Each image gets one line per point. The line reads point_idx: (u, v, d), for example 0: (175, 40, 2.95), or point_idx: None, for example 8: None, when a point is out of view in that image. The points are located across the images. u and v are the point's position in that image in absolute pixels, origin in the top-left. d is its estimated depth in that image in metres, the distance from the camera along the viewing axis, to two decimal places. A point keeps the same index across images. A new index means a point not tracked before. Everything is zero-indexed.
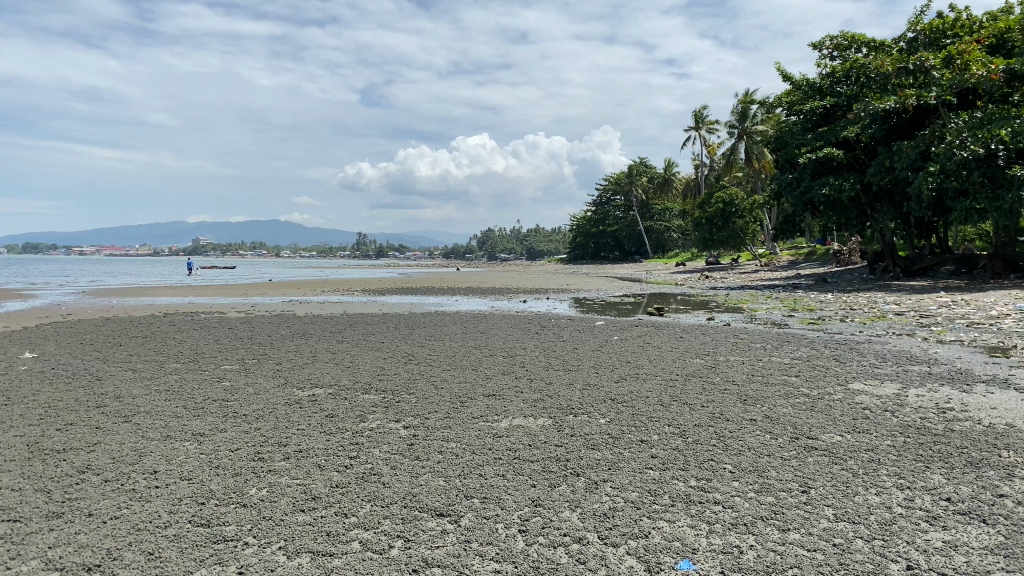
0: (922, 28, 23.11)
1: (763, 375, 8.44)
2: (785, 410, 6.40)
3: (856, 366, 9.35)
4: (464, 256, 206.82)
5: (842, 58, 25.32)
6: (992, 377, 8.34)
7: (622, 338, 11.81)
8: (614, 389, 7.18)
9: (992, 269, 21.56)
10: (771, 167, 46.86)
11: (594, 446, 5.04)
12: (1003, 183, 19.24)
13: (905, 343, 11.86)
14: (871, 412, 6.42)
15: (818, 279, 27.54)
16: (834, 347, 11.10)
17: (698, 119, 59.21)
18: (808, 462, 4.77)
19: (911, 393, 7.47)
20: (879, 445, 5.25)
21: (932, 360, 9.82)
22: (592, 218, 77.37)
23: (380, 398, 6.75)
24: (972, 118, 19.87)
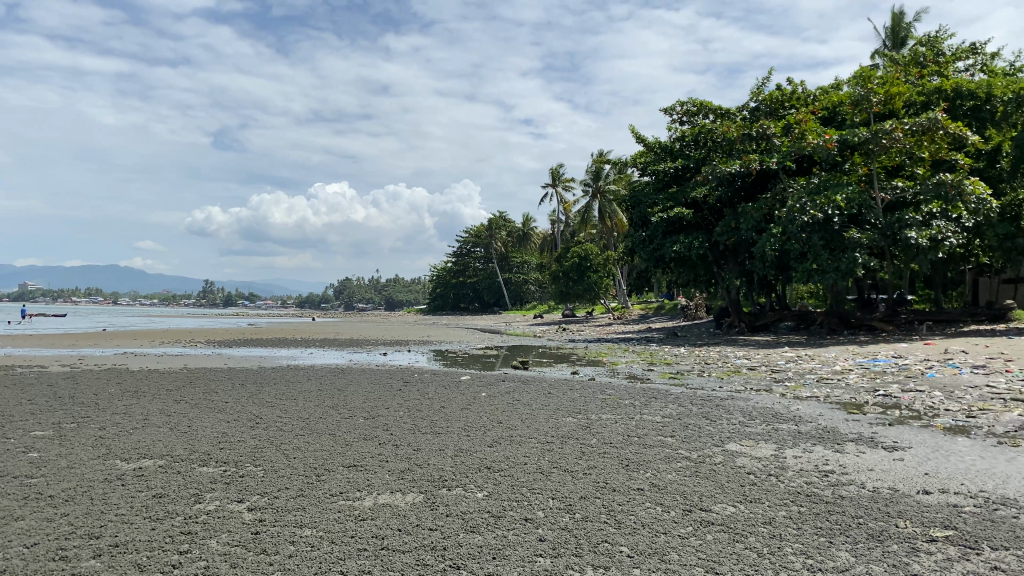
0: (762, 98, 24.37)
1: (637, 436, 8.04)
2: (670, 477, 6.00)
3: (726, 425, 9.17)
4: (318, 306, 201.78)
5: (691, 122, 26.32)
6: (858, 436, 8.30)
7: (489, 396, 11.24)
8: (489, 455, 6.56)
9: (827, 325, 22.71)
10: (623, 224, 48.53)
11: (473, 529, 4.41)
12: (838, 246, 20.32)
13: (765, 399, 11.91)
14: (756, 477, 6.13)
15: (670, 332, 28.24)
16: (699, 404, 10.91)
17: (555, 176, 60.68)
18: (709, 541, 4.34)
19: (787, 454, 7.28)
20: (775, 517, 4.91)
21: (795, 418, 9.78)
22: (452, 269, 76.91)
23: (221, 472, 5.82)
24: (809, 184, 20.96)
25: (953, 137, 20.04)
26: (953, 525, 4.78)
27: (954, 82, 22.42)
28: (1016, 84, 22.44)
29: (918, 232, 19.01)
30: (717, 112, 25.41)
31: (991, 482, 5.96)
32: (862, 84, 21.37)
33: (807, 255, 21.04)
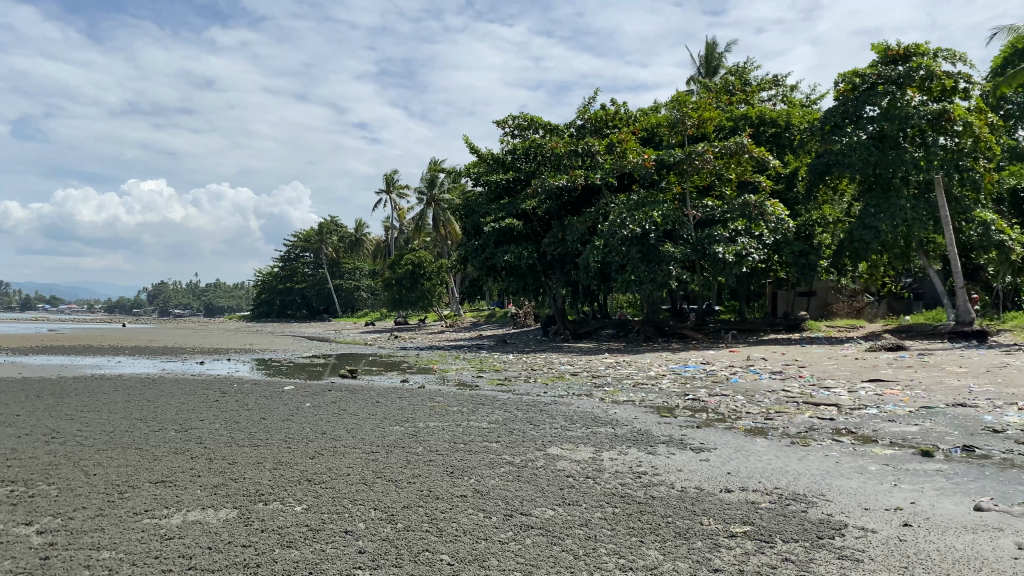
0: (588, 116, 25.30)
1: (462, 443, 8.09)
2: (493, 483, 6.07)
3: (549, 430, 9.42)
4: (132, 310, 188.95)
5: (522, 136, 26.90)
6: (669, 438, 8.77)
7: (314, 405, 10.92)
8: (310, 467, 6.37)
9: (645, 333, 23.85)
10: (456, 233, 48.87)
11: (289, 544, 4.26)
12: (656, 258, 21.45)
13: (586, 404, 12.34)
14: (574, 480, 6.33)
15: (499, 340, 28.69)
16: (524, 410, 11.13)
17: (389, 182, 60.22)
18: (527, 545, 4.43)
19: (604, 457, 7.57)
20: (591, 518, 5.08)
21: (613, 422, 10.20)
22: (279, 274, 74.25)
23: (7, 493, 5.29)
24: (630, 200, 22.00)
25: (756, 161, 22.18)
26: (751, 521, 5.15)
27: (758, 110, 24.57)
28: (811, 114, 24.96)
29: (724, 247, 20.54)
30: (546, 127, 26.11)
31: (783, 479, 6.48)
32: (678, 107, 22.63)
33: (627, 267, 21.97)
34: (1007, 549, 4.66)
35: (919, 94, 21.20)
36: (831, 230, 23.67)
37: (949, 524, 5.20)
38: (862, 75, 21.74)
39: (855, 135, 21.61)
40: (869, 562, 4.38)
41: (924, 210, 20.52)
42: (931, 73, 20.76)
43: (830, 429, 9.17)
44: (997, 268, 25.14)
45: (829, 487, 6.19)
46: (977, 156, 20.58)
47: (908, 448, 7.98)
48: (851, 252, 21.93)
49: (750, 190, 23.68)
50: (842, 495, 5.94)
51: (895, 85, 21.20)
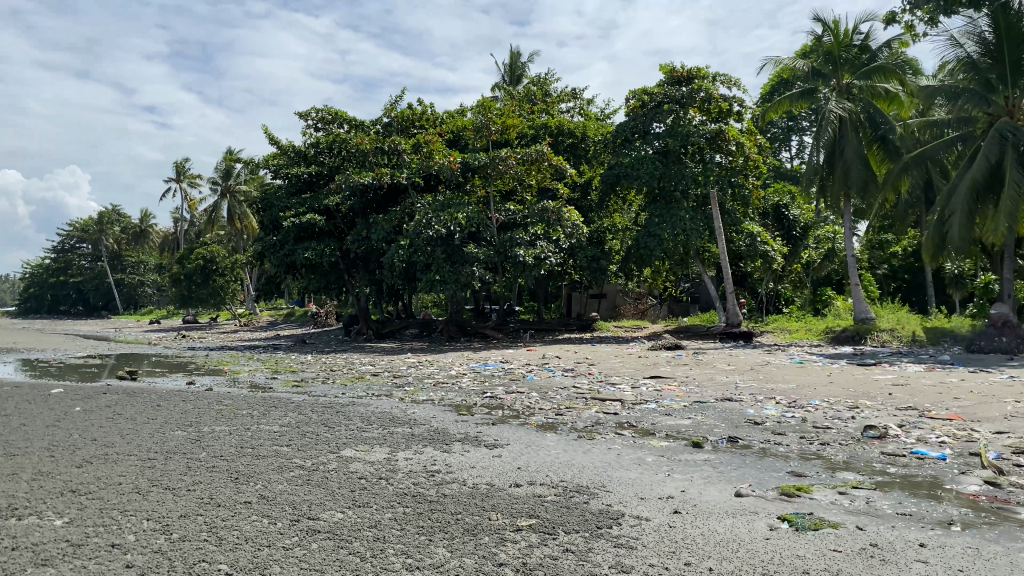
0: (395, 114, 25.05)
1: (251, 447, 7.76)
2: (280, 487, 5.88)
3: (344, 431, 9.24)
4: None
5: (325, 130, 26.19)
6: (465, 436, 8.89)
7: (85, 410, 10.01)
8: (76, 477, 5.85)
9: (446, 333, 24.05)
10: (253, 227, 46.87)
11: (44, 562, 3.90)
12: (458, 259, 21.72)
13: (385, 404, 12.23)
14: (367, 481, 6.26)
15: (297, 339, 27.79)
16: (318, 412, 10.85)
17: (180, 170, 56.72)
18: (313, 550, 4.33)
19: (398, 457, 7.55)
20: (380, 519, 5.05)
21: (411, 421, 10.18)
22: (49, 266, 67.62)
23: None
24: (434, 200, 22.13)
25: (554, 169, 22.98)
26: (536, 514, 5.33)
27: (558, 121, 25.53)
28: (605, 128, 26.28)
29: (525, 250, 21.27)
30: (351, 122, 25.55)
31: (569, 472, 6.77)
32: (483, 112, 23.08)
33: (430, 267, 22.05)
34: (762, 529, 5.15)
35: (700, 114, 23.01)
36: (620, 236, 25.02)
37: (713, 509, 5.66)
38: (651, 93, 23.19)
39: (644, 149, 23.03)
40: (642, 548, 4.67)
41: (701, 222, 22.29)
42: (710, 95, 22.67)
43: (614, 423, 9.69)
44: (762, 274, 27.77)
45: (610, 479, 6.55)
46: (747, 173, 22.90)
47: (682, 440, 8.60)
48: (638, 258, 23.40)
49: (550, 197, 24.63)
50: (622, 486, 6.31)
51: (680, 104, 22.83)
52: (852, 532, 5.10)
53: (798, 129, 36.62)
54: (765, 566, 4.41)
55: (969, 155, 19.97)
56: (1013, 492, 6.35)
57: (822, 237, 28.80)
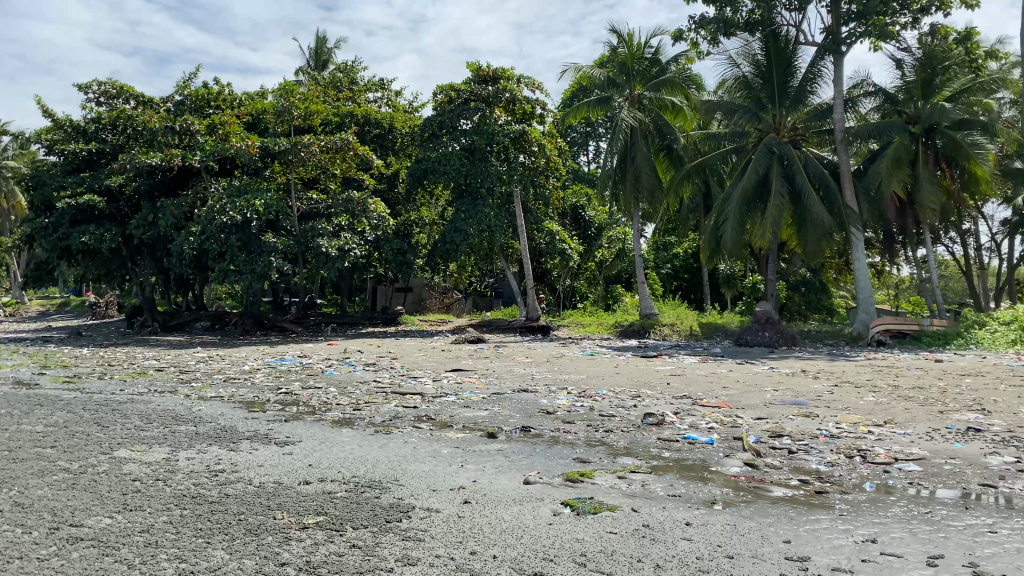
0: (189, 92, 23.45)
1: (8, 450, 7.02)
2: (40, 493, 5.37)
3: (120, 430, 8.59)
4: None
5: (108, 104, 24.13)
6: (255, 433, 8.54)
7: None
8: None
9: (242, 326, 23.01)
10: (22, 208, 42.46)
11: None
12: (255, 249, 20.84)
13: (169, 401, 11.50)
14: (141, 483, 5.86)
15: (71, 332, 25.46)
16: (91, 410, 9.99)
17: None
18: (74, 560, 4.00)
19: (180, 457, 7.13)
20: (154, 523, 4.75)
21: (196, 419, 9.63)
22: None
23: None
24: (230, 186, 21.10)
25: (360, 159, 22.69)
26: (325, 511, 5.24)
27: (365, 110, 25.13)
28: (412, 120, 26.25)
29: (327, 242, 20.85)
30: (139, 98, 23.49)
31: (362, 467, 6.69)
32: (286, 97, 22.36)
33: (225, 256, 20.97)
34: (546, 516, 5.36)
35: (505, 114, 23.53)
36: (426, 230, 25.11)
37: (501, 497, 5.82)
38: (458, 90, 23.33)
39: (449, 144, 23.19)
40: (430, 540, 4.71)
41: (504, 219, 22.92)
42: (515, 96, 23.29)
43: (411, 417, 9.71)
44: (559, 272, 28.96)
45: (402, 473, 6.55)
46: (547, 175, 23.75)
47: (476, 431, 8.77)
48: (442, 253, 23.60)
49: (355, 187, 24.34)
50: (414, 479, 6.33)
51: (485, 102, 23.23)
52: (627, 514, 5.43)
53: (595, 134, 38.44)
54: (546, 551, 4.59)
55: (743, 166, 21.89)
56: (767, 471, 7.05)
57: (614, 237, 30.50)
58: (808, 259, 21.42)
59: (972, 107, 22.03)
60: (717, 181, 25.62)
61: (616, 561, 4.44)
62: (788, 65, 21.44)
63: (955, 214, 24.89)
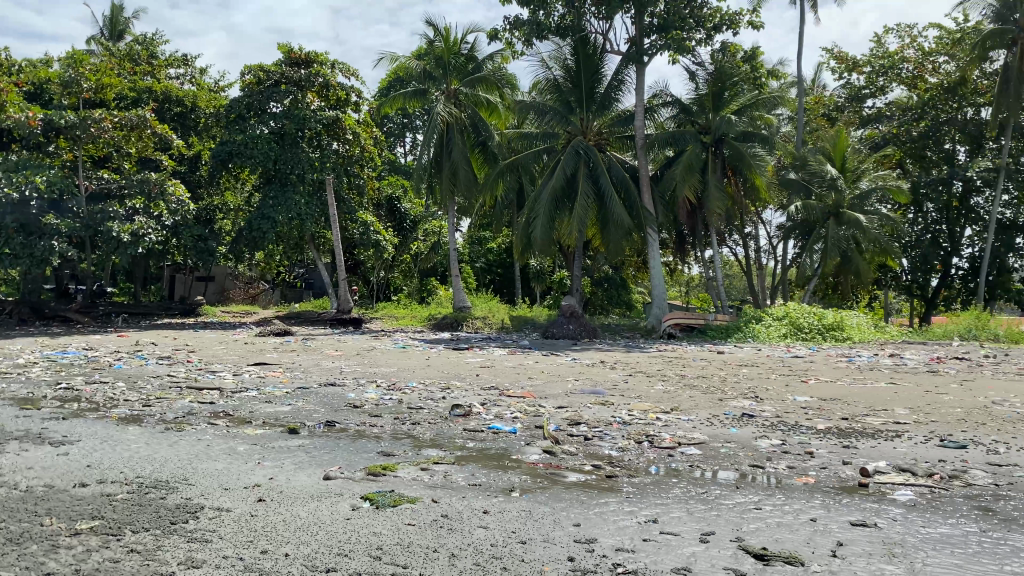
0: None
1: None
2: None
3: None
4: None
5: None
6: (27, 433, 7.77)
7: None
8: None
9: (17, 314, 20.86)
10: None
11: None
12: (35, 231, 18.97)
13: None
14: None
15: None
16: None
17: None
18: None
19: None
20: None
21: None
22: None
23: None
24: (5, 160, 19.11)
25: (157, 138, 21.67)
26: (100, 514, 4.88)
27: (164, 87, 23.83)
28: (218, 100, 25.00)
29: (118, 225, 19.40)
30: None
31: (147, 468, 6.27)
32: (73, 66, 20.55)
33: None
34: (343, 511, 5.28)
35: (318, 99, 23.02)
36: (232, 217, 24.04)
37: (298, 494, 5.66)
38: (266, 71, 22.48)
39: (258, 128, 22.26)
40: (217, 541, 4.50)
41: (316, 208, 22.55)
42: (328, 82, 22.85)
43: (208, 413, 9.23)
44: (372, 264, 28.75)
45: (192, 472, 6.21)
46: (364, 164, 23.81)
47: (277, 427, 8.49)
48: (249, 241, 22.72)
49: (151, 169, 22.86)
50: (205, 478, 6.03)
51: (297, 86, 22.62)
52: (426, 505, 5.46)
53: (411, 126, 38.34)
54: (339, 546, 4.52)
55: (552, 167, 22.65)
56: (562, 458, 7.35)
57: (429, 231, 30.68)
58: (610, 257, 22.58)
59: (755, 121, 23.91)
60: (529, 180, 26.32)
61: (410, 552, 4.46)
62: (595, 69, 22.39)
63: (739, 220, 27.19)
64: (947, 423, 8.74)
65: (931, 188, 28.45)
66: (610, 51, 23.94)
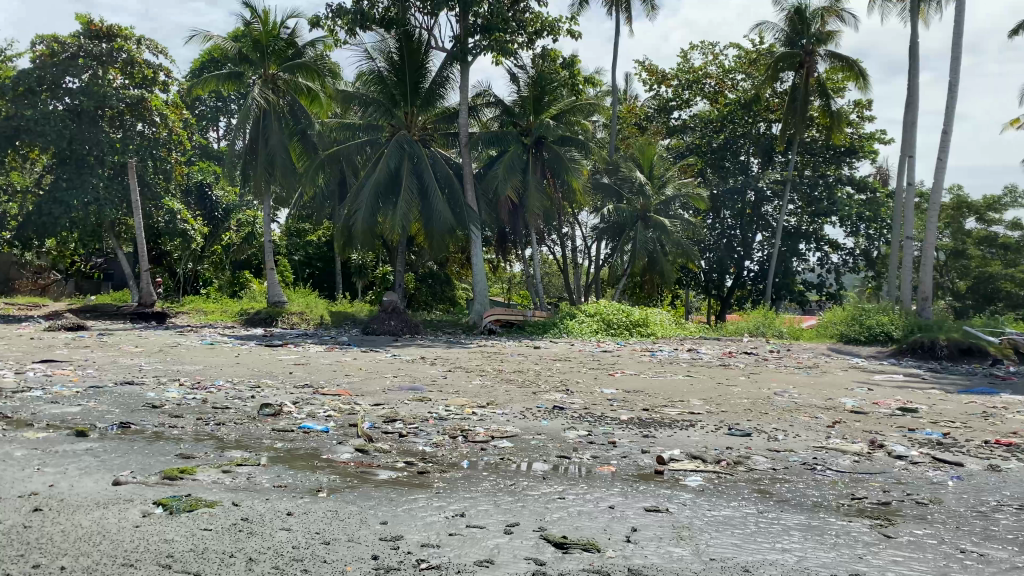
0: None
1: None
2: None
3: None
4: None
5: None
6: None
7: None
8: None
9: None
10: None
11: None
12: None
13: None
14: None
15: None
16: None
17: None
18: None
19: None
20: None
21: None
22: None
23: None
24: None
25: None
26: None
27: None
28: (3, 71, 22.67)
29: None
30: None
31: None
32: None
33: None
34: (133, 518, 4.95)
35: (120, 76, 21.37)
36: (18, 200, 21.88)
37: (82, 502, 5.24)
38: (62, 43, 20.53)
39: (51, 104, 20.39)
40: None
41: (117, 191, 21.09)
42: (133, 58, 21.26)
43: None
44: (180, 255, 27.21)
45: None
46: (171, 147, 22.33)
47: (63, 430, 7.81)
48: (38, 227, 20.90)
49: None
50: None
51: (98, 61, 20.93)
52: (225, 509, 5.21)
53: (226, 111, 36.58)
54: (126, 555, 4.23)
55: (375, 160, 22.34)
56: (375, 455, 7.27)
57: (244, 221, 29.34)
58: (432, 253, 22.63)
59: (573, 126, 24.78)
60: (351, 172, 25.81)
61: (205, 559, 4.25)
62: (419, 66, 22.31)
63: (557, 219, 28.12)
64: (736, 413, 9.46)
65: (729, 197, 30.68)
66: (435, 47, 23.96)
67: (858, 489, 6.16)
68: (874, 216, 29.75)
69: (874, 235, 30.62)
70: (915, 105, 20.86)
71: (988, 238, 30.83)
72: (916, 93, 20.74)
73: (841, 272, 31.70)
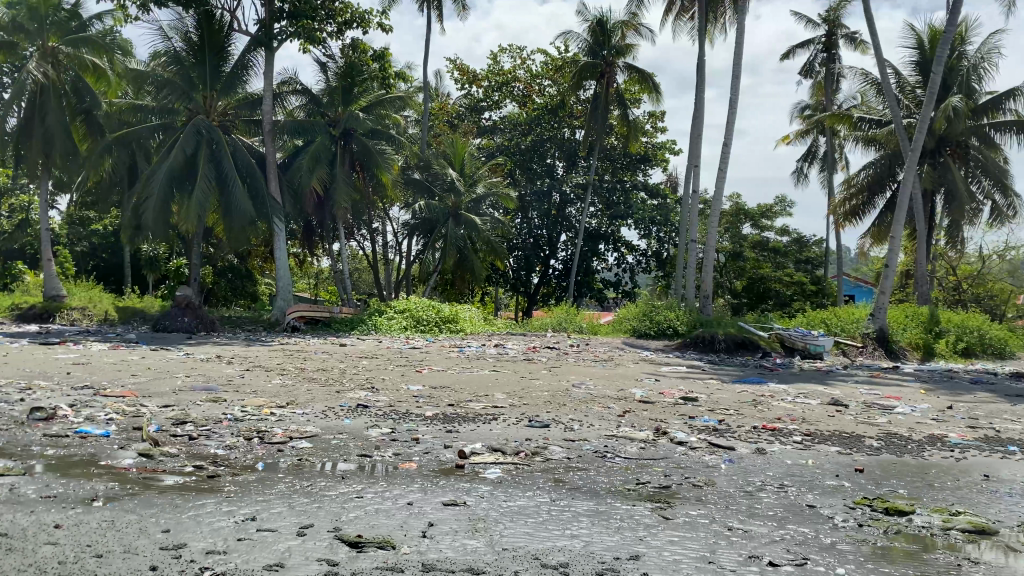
0: None
1: None
2: None
3: None
4: None
5: None
6: None
7: None
8: None
9: None
10: None
11: None
12: None
13: None
14: None
15: None
16: None
17: None
18: None
19: None
20: None
21: None
22: None
23: None
24: None
25: None
26: None
27: None
28: None
29: None
30: None
31: None
32: None
33: None
34: None
35: None
36: None
37: None
38: None
39: None
40: None
41: None
42: None
43: None
44: None
45: None
46: None
47: None
48: None
49: None
50: None
51: None
52: None
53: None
54: None
55: (169, 144, 20.95)
56: (161, 460, 6.83)
57: (17, 206, 26.52)
58: (230, 245, 21.57)
59: (383, 120, 24.52)
60: (143, 156, 24.10)
61: None
62: (220, 49, 21.18)
63: (366, 214, 27.76)
64: (536, 405, 9.77)
65: (534, 197, 31.65)
66: (238, 30, 22.89)
67: (643, 474, 6.56)
68: (665, 220, 31.80)
69: (665, 237, 32.74)
70: (701, 118, 22.50)
71: (761, 243, 33.99)
72: (702, 107, 22.36)
73: (635, 272, 33.61)
